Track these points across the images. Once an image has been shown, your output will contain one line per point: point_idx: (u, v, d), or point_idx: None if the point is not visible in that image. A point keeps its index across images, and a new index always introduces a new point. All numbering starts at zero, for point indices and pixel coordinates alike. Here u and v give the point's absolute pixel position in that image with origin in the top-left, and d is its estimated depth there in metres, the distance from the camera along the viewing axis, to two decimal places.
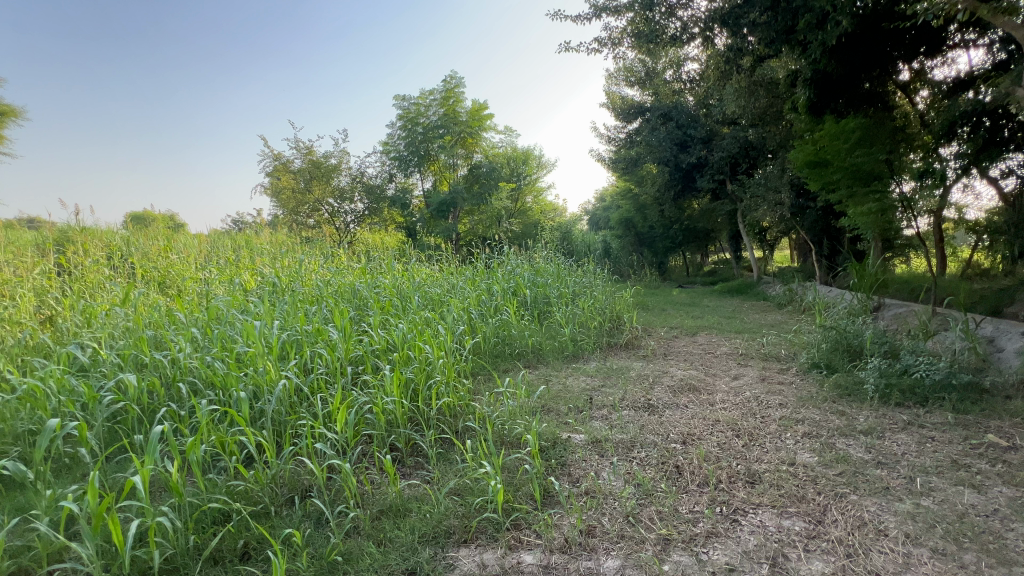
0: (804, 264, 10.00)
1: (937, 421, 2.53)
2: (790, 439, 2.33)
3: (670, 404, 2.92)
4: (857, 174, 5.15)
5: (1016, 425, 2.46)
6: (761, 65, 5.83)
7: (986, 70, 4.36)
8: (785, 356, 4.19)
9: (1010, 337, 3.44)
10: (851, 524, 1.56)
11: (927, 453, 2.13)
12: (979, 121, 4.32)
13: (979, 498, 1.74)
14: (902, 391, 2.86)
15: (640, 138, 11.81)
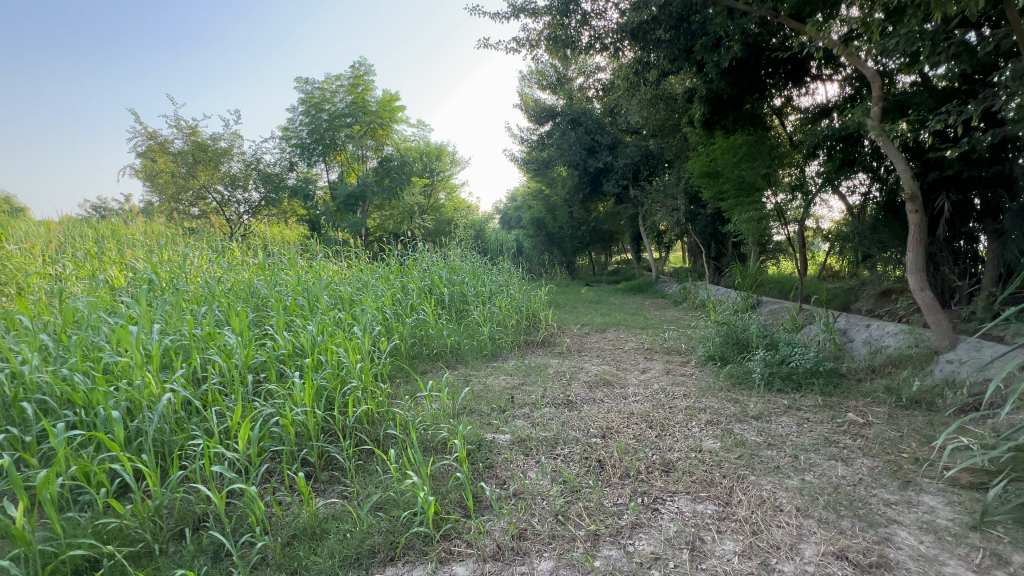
0: (696, 264, 11.02)
1: (810, 404, 2.89)
2: (696, 427, 2.52)
3: (587, 399, 3.03)
4: (741, 185, 5.90)
5: (868, 404, 2.88)
6: (664, 80, 6.28)
7: (839, 101, 5.05)
8: (684, 349, 4.56)
9: (858, 330, 4.06)
10: (753, 503, 1.71)
11: (805, 432, 2.42)
12: (835, 145, 4.77)
13: (848, 469, 2.00)
14: (782, 378, 3.23)
15: (552, 142, 12.20)
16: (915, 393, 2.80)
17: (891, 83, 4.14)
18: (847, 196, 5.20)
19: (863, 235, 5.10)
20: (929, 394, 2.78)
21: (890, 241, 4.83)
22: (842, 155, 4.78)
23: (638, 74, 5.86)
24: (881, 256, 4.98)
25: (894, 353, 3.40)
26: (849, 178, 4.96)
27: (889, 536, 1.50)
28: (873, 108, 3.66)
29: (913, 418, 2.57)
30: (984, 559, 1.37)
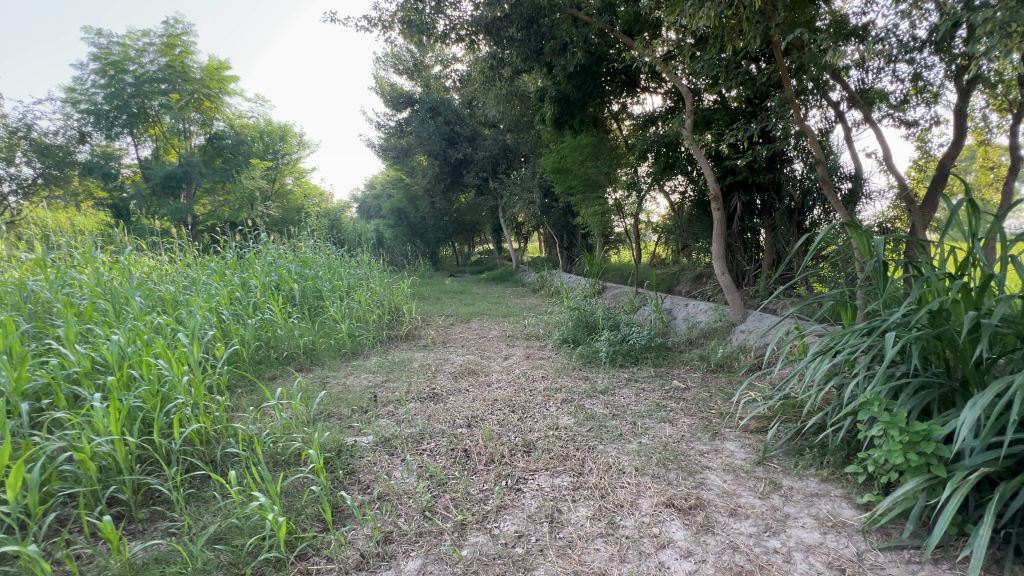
0: (551, 254, 11.84)
1: (644, 375, 3.33)
2: (553, 406, 2.72)
3: (453, 390, 3.05)
4: (587, 182, 6.48)
5: (687, 371, 3.43)
6: (517, 78, 6.52)
7: (662, 112, 5.82)
8: (542, 335, 4.87)
9: (680, 309, 4.79)
10: (601, 470, 1.91)
11: (641, 401, 2.78)
12: (661, 149, 5.53)
13: (672, 428, 2.36)
14: (623, 355, 3.66)
15: (410, 129, 11.86)
16: (720, 358, 3.42)
17: (699, 100, 4.91)
18: (669, 195, 6.04)
19: (683, 229, 5.98)
20: (729, 358, 3.42)
21: (701, 234, 5.77)
22: (665, 159, 5.54)
23: (493, 68, 5.96)
24: (696, 246, 5.90)
25: (705, 327, 4.09)
26: (671, 179, 5.76)
27: (703, 480, 1.81)
28: (687, 121, 4.31)
29: (718, 379, 3.13)
30: (766, 487, 1.74)
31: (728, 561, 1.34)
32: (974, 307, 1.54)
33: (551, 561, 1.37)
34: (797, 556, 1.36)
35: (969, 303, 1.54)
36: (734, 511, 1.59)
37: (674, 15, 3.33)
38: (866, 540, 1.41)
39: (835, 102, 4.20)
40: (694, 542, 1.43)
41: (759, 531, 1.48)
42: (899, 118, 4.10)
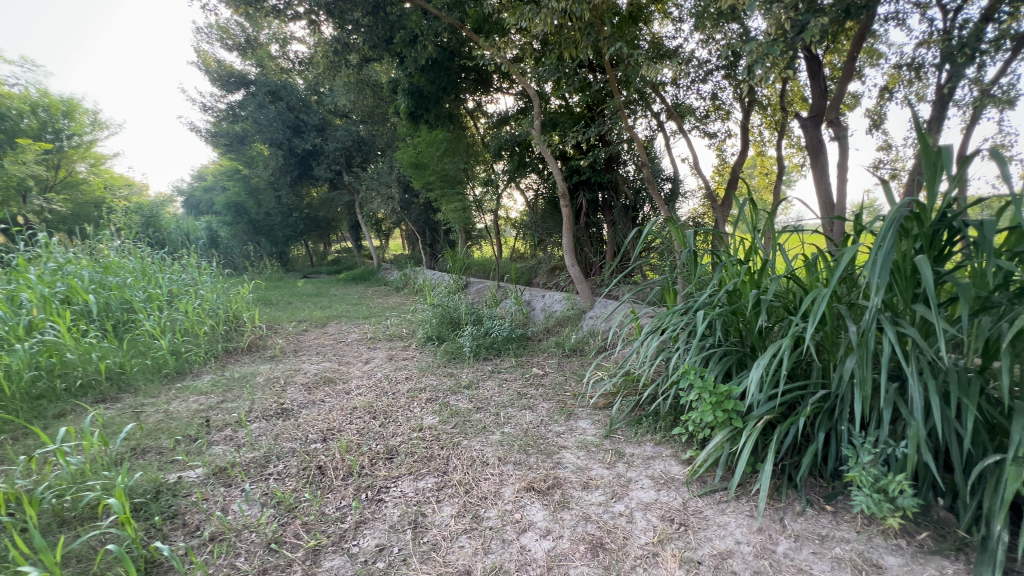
0: (414, 251, 11.58)
1: (507, 365, 3.45)
2: (417, 407, 2.65)
3: (305, 402, 2.78)
4: (446, 177, 6.50)
5: (545, 357, 3.65)
6: (366, 66, 6.18)
7: (513, 112, 6.05)
8: (405, 334, 4.73)
9: (538, 300, 5.08)
10: (465, 465, 1.92)
11: (503, 391, 2.87)
12: (514, 149, 5.76)
13: (532, 414, 2.48)
14: (486, 348, 3.74)
15: (245, 113, 10.50)
16: (573, 343, 3.71)
17: (547, 103, 5.22)
18: (525, 192, 6.34)
19: (538, 224, 6.33)
20: (581, 342, 3.72)
21: (554, 229, 6.18)
22: (518, 157, 5.79)
23: (338, 53, 5.55)
24: (550, 240, 6.30)
25: (560, 316, 4.39)
26: (526, 177, 6.05)
27: (559, 459, 1.93)
28: (536, 122, 4.54)
29: (572, 363, 3.39)
30: (612, 457, 1.93)
31: (581, 533, 1.45)
32: (756, 286, 1.90)
33: (414, 569, 1.32)
34: (637, 515, 1.52)
35: (752, 282, 1.91)
36: (586, 484, 1.73)
37: (515, 18, 3.47)
38: (688, 490, 1.65)
39: (657, 113, 4.84)
40: (552, 520, 1.52)
41: (606, 499, 1.63)
42: (704, 129, 4.89)
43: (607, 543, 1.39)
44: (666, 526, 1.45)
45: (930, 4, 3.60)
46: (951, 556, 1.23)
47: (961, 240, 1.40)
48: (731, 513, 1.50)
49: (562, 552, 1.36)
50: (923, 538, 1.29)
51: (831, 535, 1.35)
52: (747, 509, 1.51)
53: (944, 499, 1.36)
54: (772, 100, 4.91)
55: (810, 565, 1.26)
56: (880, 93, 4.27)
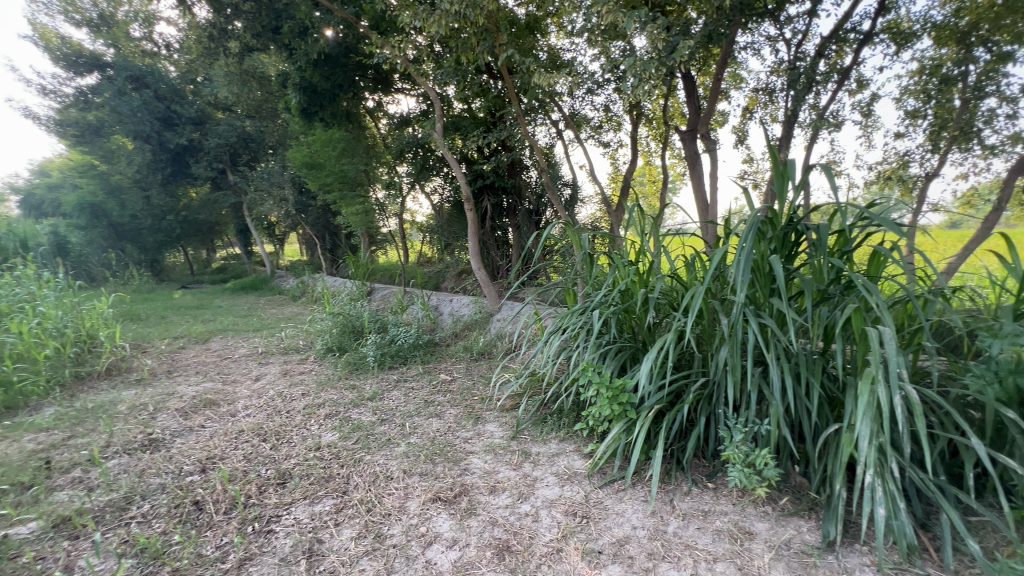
0: (313, 257, 10.86)
1: (413, 373, 3.35)
2: (314, 424, 2.47)
3: (180, 430, 2.45)
4: (345, 179, 6.15)
5: (453, 363, 3.61)
6: (250, 56, 5.67)
7: (416, 114, 5.91)
8: (303, 346, 4.39)
9: (445, 304, 5.02)
10: (367, 482, 1.82)
11: (410, 400, 2.78)
12: (417, 151, 5.66)
13: (440, 421, 2.43)
14: (391, 356, 3.60)
15: (101, 100, 9.11)
16: (481, 346, 3.71)
17: (449, 106, 5.19)
18: (430, 195, 6.22)
19: (444, 228, 6.26)
20: (489, 345, 3.74)
21: (461, 233, 6.16)
22: (421, 160, 5.66)
23: (215, 39, 5.02)
24: (457, 244, 6.27)
25: (468, 320, 4.38)
26: (430, 180, 5.95)
27: (466, 466, 1.91)
28: (438, 124, 4.48)
29: (480, 367, 3.38)
30: (518, 458, 1.95)
31: (488, 538, 1.44)
32: (645, 285, 2.05)
33: None
34: (543, 513, 1.56)
35: (641, 282, 2.05)
36: (493, 488, 1.73)
37: (410, 17, 3.41)
38: (590, 482, 1.72)
39: (556, 121, 5.06)
40: (459, 529, 1.49)
41: (513, 500, 1.64)
42: (598, 139, 5.21)
43: (513, 546, 1.40)
44: (569, 521, 1.50)
45: (778, 38, 4.19)
46: (805, 515, 1.42)
47: (804, 241, 1.62)
48: (628, 500, 1.58)
49: (469, 560, 1.34)
50: (784, 502, 1.48)
51: (712, 510, 1.49)
52: (642, 495, 1.61)
53: (799, 466, 1.56)
54: (656, 114, 5.36)
55: (695, 540, 1.37)
56: (743, 113, 4.87)
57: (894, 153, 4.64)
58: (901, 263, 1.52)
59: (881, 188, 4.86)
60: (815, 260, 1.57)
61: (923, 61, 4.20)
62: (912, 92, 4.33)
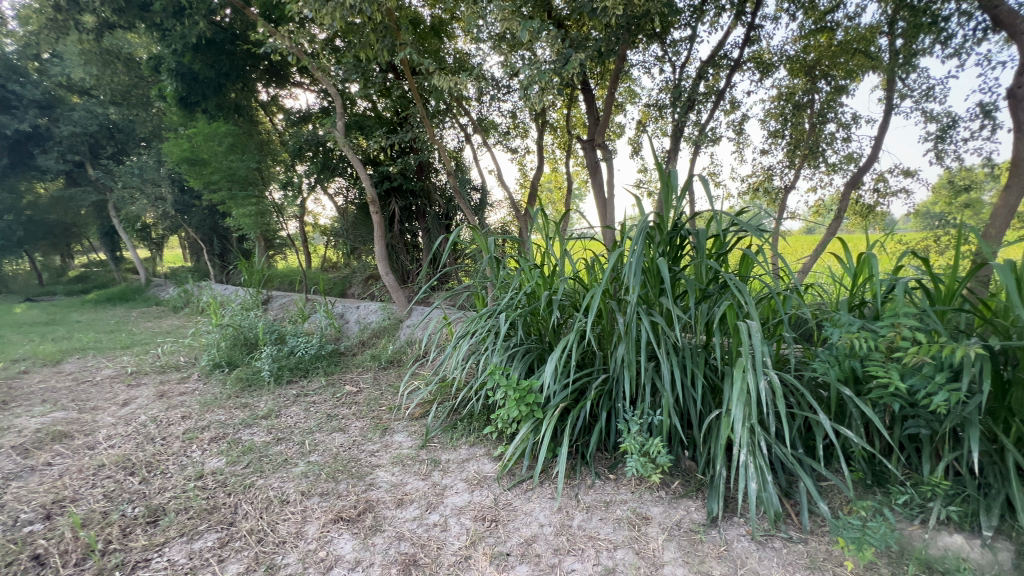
0: (198, 263, 9.76)
1: (315, 387, 3.12)
2: (196, 450, 2.20)
3: (18, 471, 2.05)
4: (233, 177, 5.54)
5: (360, 373, 3.43)
6: (112, 34, 4.96)
7: (316, 111, 5.54)
8: (184, 363, 3.91)
9: (351, 312, 4.78)
10: (258, 509, 1.66)
11: (310, 415, 2.59)
12: (318, 150, 5.34)
13: (344, 436, 2.29)
14: (290, 369, 3.33)
15: None
16: (390, 354, 3.58)
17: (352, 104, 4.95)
18: (333, 197, 5.87)
19: (349, 232, 5.96)
20: (398, 353, 3.62)
21: (368, 237, 5.91)
22: (321, 160, 5.32)
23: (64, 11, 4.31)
24: (364, 249, 6.01)
25: (376, 327, 4.20)
26: (333, 181, 5.64)
27: (371, 480, 1.82)
28: (339, 123, 4.23)
29: (389, 375, 3.26)
30: (427, 467, 1.90)
31: (394, 555, 1.38)
32: (549, 287, 2.11)
33: None
34: (451, 521, 1.53)
35: (545, 284, 2.12)
36: (400, 501, 1.66)
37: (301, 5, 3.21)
38: (499, 485, 1.73)
39: (464, 125, 5.07)
40: (362, 549, 1.41)
41: (421, 512, 1.59)
42: (506, 145, 5.31)
43: (421, 559, 1.36)
44: (478, 526, 1.49)
45: (664, 59, 4.58)
46: (692, 496, 1.55)
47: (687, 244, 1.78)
48: (535, 499, 1.62)
49: None
50: (676, 486, 1.60)
51: (613, 500, 1.57)
52: (549, 492, 1.65)
53: (688, 451, 1.70)
54: (560, 123, 5.60)
55: (597, 531, 1.43)
56: (637, 126, 5.25)
57: (760, 168, 5.31)
58: (763, 264, 1.73)
59: (751, 198, 5.52)
60: (696, 261, 1.73)
61: (780, 88, 4.85)
62: (773, 115, 4.97)
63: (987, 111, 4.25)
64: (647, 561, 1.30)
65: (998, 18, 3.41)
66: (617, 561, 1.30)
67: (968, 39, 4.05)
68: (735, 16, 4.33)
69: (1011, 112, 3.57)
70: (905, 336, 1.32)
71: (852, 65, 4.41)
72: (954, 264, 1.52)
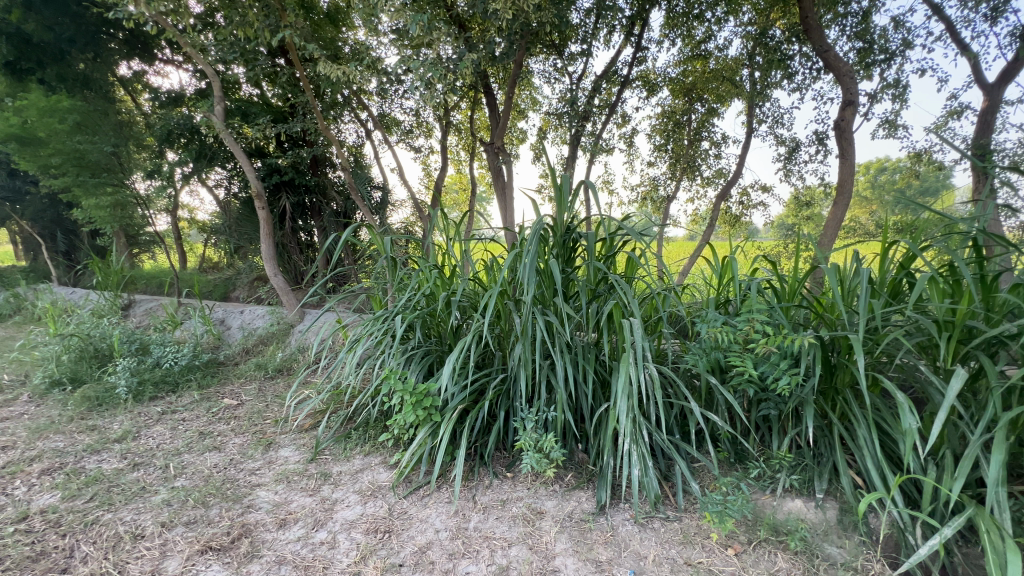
0: (34, 261, 8.16)
1: (186, 402, 2.75)
2: (22, 486, 1.82)
3: None
4: (81, 162, 4.66)
5: (242, 384, 3.08)
6: None
7: (190, 94, 4.91)
8: (8, 383, 3.22)
9: (234, 317, 4.31)
10: (104, 549, 1.41)
11: (178, 435, 2.28)
12: (192, 137, 4.77)
13: (219, 455, 2.05)
14: (154, 384, 2.90)
15: None
16: (279, 362, 3.27)
17: (234, 88, 4.49)
18: (212, 190, 5.24)
19: (232, 229, 5.38)
20: (289, 361, 3.33)
21: (254, 235, 5.39)
22: (196, 146, 4.78)
23: None
24: (250, 247, 5.47)
25: (263, 333, 3.84)
26: (212, 171, 5.06)
27: (250, 502, 1.65)
28: (217, 108, 3.78)
29: (276, 386, 2.98)
30: (316, 482, 1.77)
31: None
32: (448, 288, 2.08)
33: None
34: (340, 537, 1.44)
35: (444, 285, 2.08)
36: (282, 522, 1.53)
37: None
38: (394, 493, 1.66)
39: (364, 120, 4.86)
40: None
41: (306, 531, 1.48)
42: (409, 143, 5.17)
43: None
44: (369, 539, 1.42)
45: (563, 71, 4.80)
46: (584, 486, 1.63)
47: (579, 247, 1.86)
48: (432, 505, 1.58)
49: None
50: (569, 478, 1.67)
51: (510, 497, 1.59)
52: (447, 497, 1.63)
53: (580, 444, 1.78)
54: (464, 124, 5.61)
55: (493, 530, 1.44)
56: (538, 132, 5.44)
57: (648, 179, 5.78)
58: (645, 266, 1.88)
59: (641, 206, 5.98)
60: (587, 263, 1.82)
61: (664, 106, 5.32)
62: (657, 130, 5.44)
63: (820, 138, 5.08)
64: (539, 555, 1.33)
65: (828, 62, 4.08)
66: (511, 559, 1.32)
67: (807, 77, 4.79)
68: (626, 36, 4.67)
69: (837, 141, 4.28)
70: (757, 330, 1.50)
71: (721, 91, 5.00)
72: (795, 267, 1.76)
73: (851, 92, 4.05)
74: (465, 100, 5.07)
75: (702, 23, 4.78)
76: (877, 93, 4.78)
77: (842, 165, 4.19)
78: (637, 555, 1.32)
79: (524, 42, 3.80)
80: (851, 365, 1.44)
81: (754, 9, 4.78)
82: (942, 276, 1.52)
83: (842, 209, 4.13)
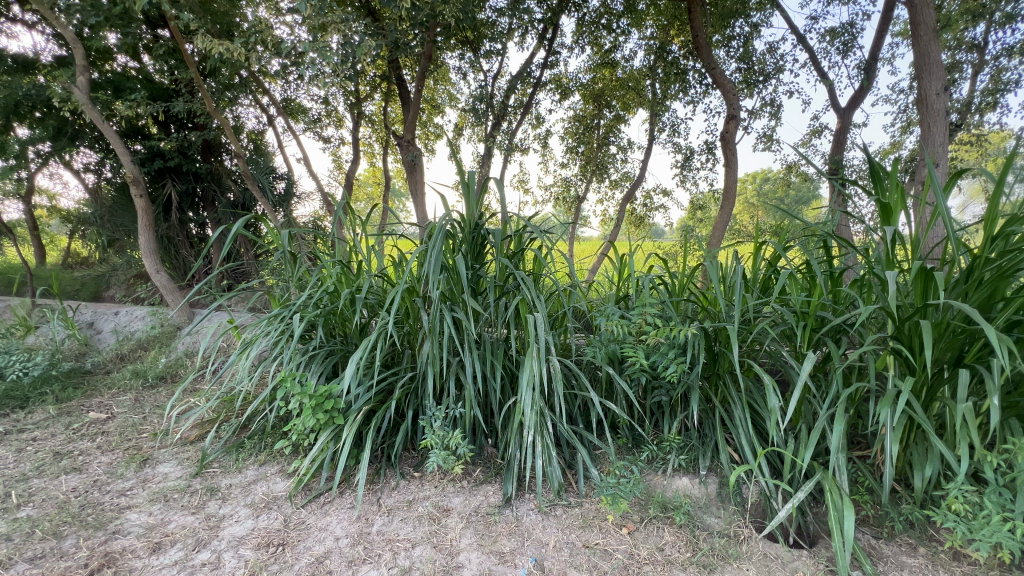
0: None
1: (37, 419, 2.35)
2: None
3: None
4: None
5: (113, 396, 2.67)
6: None
7: (46, 61, 4.17)
8: None
9: (106, 320, 3.78)
10: None
11: (26, 458, 1.94)
12: (48, 110, 4.10)
13: (79, 477, 1.78)
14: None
15: None
16: (161, 370, 2.91)
17: (106, 58, 3.95)
18: (76, 174, 4.53)
19: (104, 219, 4.67)
20: (173, 367, 2.98)
21: (131, 226, 4.75)
22: (54, 121, 4.15)
23: None
24: (127, 240, 4.81)
25: (141, 337, 3.41)
26: (77, 152, 4.38)
27: (116, 528, 1.45)
28: (79, 78, 3.27)
29: (157, 395, 2.66)
30: (200, 499, 1.61)
31: None
32: (353, 284, 1.99)
33: None
34: (226, 556, 1.32)
35: (348, 282, 1.99)
36: (156, 546, 1.37)
37: None
38: (292, 503, 1.56)
39: (265, 105, 4.51)
40: None
41: (185, 553, 1.34)
42: (317, 132, 4.88)
43: None
44: (259, 555, 1.32)
45: (478, 67, 4.80)
46: (492, 480, 1.65)
47: (488, 245, 1.87)
48: (333, 512, 1.51)
49: None
50: (477, 473, 1.68)
51: (417, 497, 1.57)
52: (349, 502, 1.56)
53: (489, 438, 1.79)
54: (378, 116, 5.41)
55: (396, 533, 1.41)
56: (454, 128, 5.40)
57: (561, 180, 5.98)
58: (551, 264, 1.93)
59: (555, 205, 6.16)
60: (495, 261, 1.84)
61: (575, 110, 5.53)
62: (569, 133, 5.65)
63: (710, 147, 5.59)
64: (443, 552, 1.33)
65: (716, 78, 4.49)
66: (413, 559, 1.30)
67: (699, 91, 5.26)
68: (539, 38, 4.80)
69: (723, 150, 4.73)
70: (648, 323, 1.62)
71: (627, 99, 5.31)
72: (684, 265, 1.92)
73: (734, 107, 4.48)
74: (378, 91, 4.90)
75: (609, 33, 5.04)
76: (757, 110, 5.37)
77: (727, 173, 4.64)
78: (539, 543, 1.37)
79: (429, 33, 3.77)
80: (728, 353, 1.60)
81: (656, 25, 5.14)
82: (802, 273, 1.74)
83: (728, 213, 4.59)
